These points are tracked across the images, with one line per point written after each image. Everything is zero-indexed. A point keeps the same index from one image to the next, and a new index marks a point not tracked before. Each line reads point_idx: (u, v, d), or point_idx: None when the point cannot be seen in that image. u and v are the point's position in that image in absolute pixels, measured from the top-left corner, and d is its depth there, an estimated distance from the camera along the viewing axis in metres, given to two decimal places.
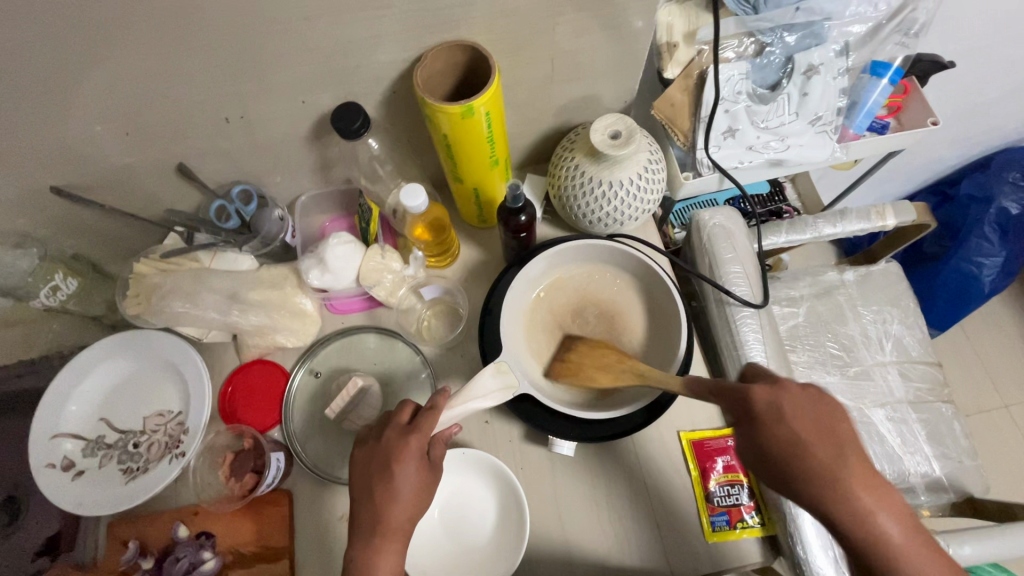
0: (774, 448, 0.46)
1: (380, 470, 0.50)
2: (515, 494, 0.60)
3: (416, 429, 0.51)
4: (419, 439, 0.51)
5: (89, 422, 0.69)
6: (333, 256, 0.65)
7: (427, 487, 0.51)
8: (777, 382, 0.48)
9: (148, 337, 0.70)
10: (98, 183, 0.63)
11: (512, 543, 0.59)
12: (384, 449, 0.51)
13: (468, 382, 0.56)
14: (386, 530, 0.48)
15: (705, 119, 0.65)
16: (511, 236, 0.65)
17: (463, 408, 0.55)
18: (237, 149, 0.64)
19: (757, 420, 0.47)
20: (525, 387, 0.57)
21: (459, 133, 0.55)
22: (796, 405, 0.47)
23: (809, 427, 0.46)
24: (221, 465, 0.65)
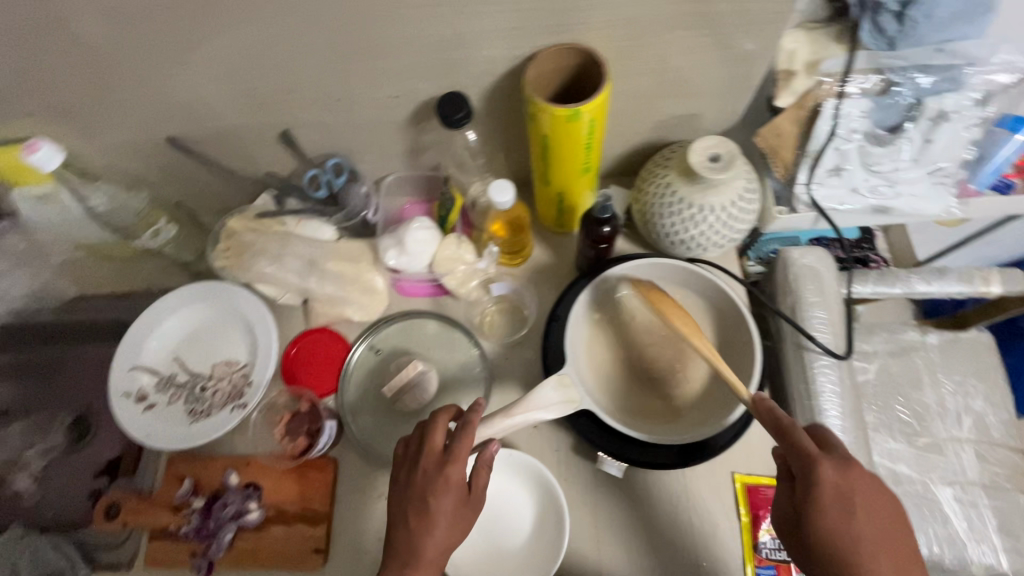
0: (823, 539, 0.46)
1: (417, 494, 0.51)
2: (555, 505, 0.60)
3: (453, 457, 0.51)
4: (455, 469, 0.51)
5: (164, 359, 0.74)
6: (412, 240, 0.67)
7: (462, 516, 0.51)
8: (848, 462, 0.47)
9: (227, 290, 0.74)
10: (207, 139, 0.66)
11: (546, 554, 0.58)
12: (421, 474, 0.51)
13: (529, 393, 0.56)
14: (420, 562, 0.49)
15: (813, 154, 0.63)
16: (588, 246, 0.65)
17: (524, 417, 0.55)
18: (335, 125, 0.66)
19: (823, 500, 0.46)
20: (587, 403, 0.56)
21: (558, 135, 0.55)
22: (838, 490, 0.46)
23: (865, 527, 0.46)
24: (276, 424, 0.68)
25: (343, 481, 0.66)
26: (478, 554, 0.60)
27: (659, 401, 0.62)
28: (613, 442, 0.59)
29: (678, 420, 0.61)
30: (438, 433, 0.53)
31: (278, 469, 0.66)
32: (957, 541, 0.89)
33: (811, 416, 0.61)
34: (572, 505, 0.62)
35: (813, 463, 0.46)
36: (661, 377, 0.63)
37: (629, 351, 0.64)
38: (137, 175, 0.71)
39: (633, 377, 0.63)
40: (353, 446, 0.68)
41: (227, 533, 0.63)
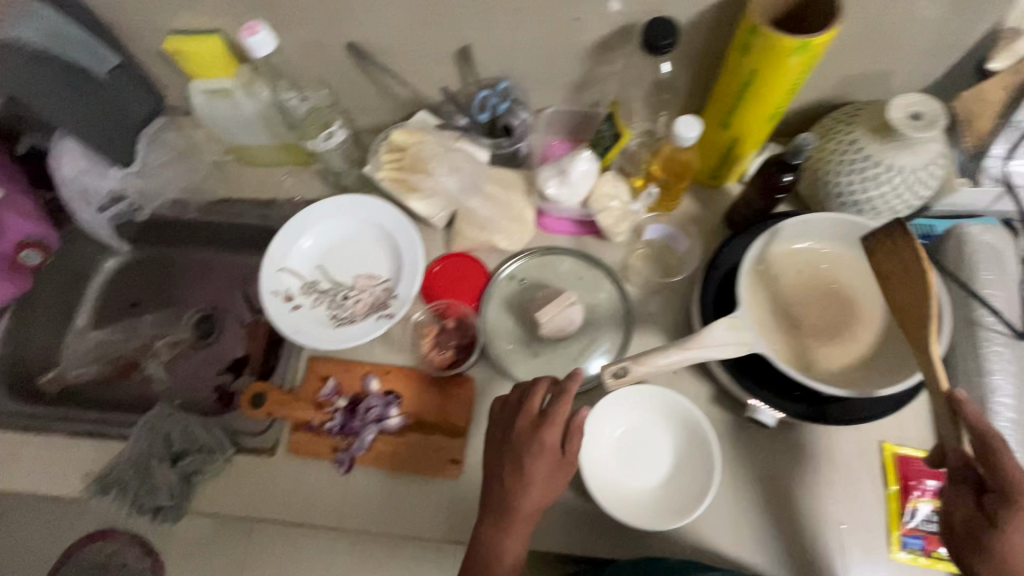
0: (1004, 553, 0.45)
1: (514, 455, 0.53)
2: (705, 444, 0.60)
3: (547, 424, 0.52)
4: (550, 434, 0.52)
5: (309, 265, 0.75)
6: (576, 171, 0.66)
7: (557, 478, 0.53)
8: None
9: (376, 205, 0.74)
10: (386, 50, 0.66)
11: (694, 489, 0.59)
12: (519, 438, 0.53)
13: (700, 330, 0.55)
14: (515, 516, 0.52)
15: (1016, 123, 0.60)
16: (761, 197, 0.63)
17: (697, 354, 0.54)
18: (515, 47, 0.65)
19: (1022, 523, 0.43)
20: (760, 348, 0.55)
21: (768, 71, 0.53)
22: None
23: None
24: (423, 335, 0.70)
25: (480, 400, 0.67)
26: (620, 484, 0.60)
27: (823, 363, 0.58)
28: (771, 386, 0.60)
29: (843, 378, 0.58)
30: (538, 397, 0.54)
31: (419, 381, 0.68)
32: None
33: (979, 395, 0.59)
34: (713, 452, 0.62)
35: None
36: (826, 339, 0.59)
37: (795, 304, 0.60)
38: (306, 80, 0.71)
39: (797, 336, 0.59)
40: (492, 369, 0.69)
41: (369, 435, 0.66)
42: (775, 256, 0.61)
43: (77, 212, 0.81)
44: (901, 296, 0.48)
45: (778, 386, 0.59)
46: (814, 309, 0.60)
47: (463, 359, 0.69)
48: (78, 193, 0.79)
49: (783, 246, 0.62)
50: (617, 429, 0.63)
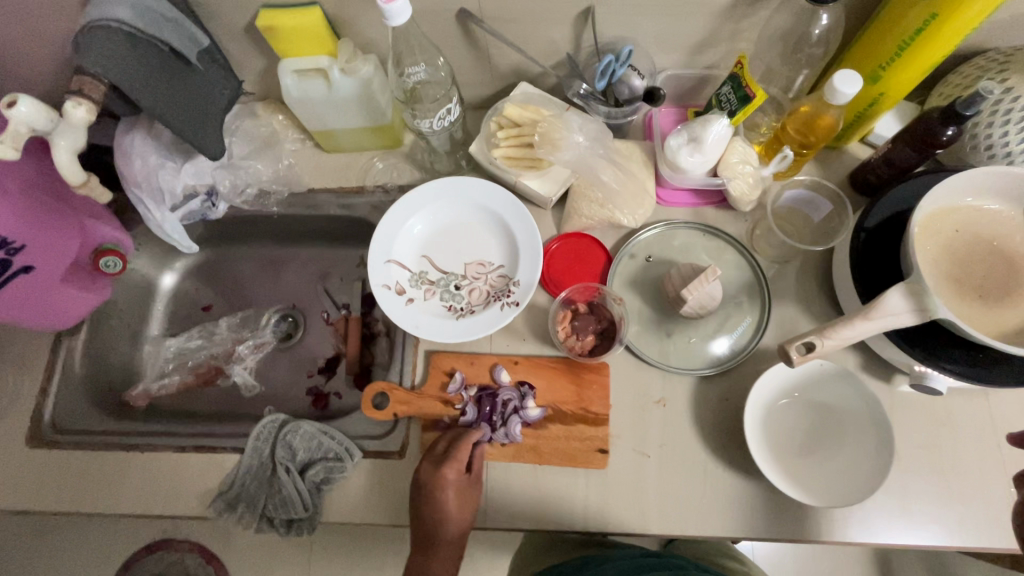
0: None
1: (425, 502, 0.57)
2: (876, 437, 0.57)
3: (449, 461, 0.58)
4: (451, 468, 0.58)
5: (414, 255, 0.71)
6: (710, 136, 0.61)
7: (465, 504, 0.58)
8: None
9: (484, 187, 0.71)
10: (500, 16, 0.61)
11: (857, 479, 0.56)
12: (440, 493, 0.56)
13: (876, 299, 0.52)
14: (437, 548, 0.57)
15: None
16: (916, 152, 0.60)
17: (877, 324, 0.51)
18: (642, 7, 0.60)
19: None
20: (944, 313, 0.51)
21: (951, 16, 0.50)
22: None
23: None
24: (558, 321, 0.65)
25: (617, 385, 0.65)
26: (766, 461, 0.58)
27: (997, 322, 0.56)
28: (952, 352, 0.56)
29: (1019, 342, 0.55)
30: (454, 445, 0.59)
31: (552, 368, 0.65)
32: None
33: None
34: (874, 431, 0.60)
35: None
36: (995, 299, 0.56)
37: (960, 266, 0.57)
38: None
39: (966, 296, 0.56)
40: (625, 352, 0.66)
41: (515, 426, 0.62)
42: (930, 217, 0.59)
43: (149, 216, 0.72)
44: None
45: (954, 354, 0.56)
46: (978, 267, 0.57)
47: (604, 344, 0.65)
48: (151, 193, 0.70)
49: (938, 206, 0.59)
50: (777, 398, 0.62)
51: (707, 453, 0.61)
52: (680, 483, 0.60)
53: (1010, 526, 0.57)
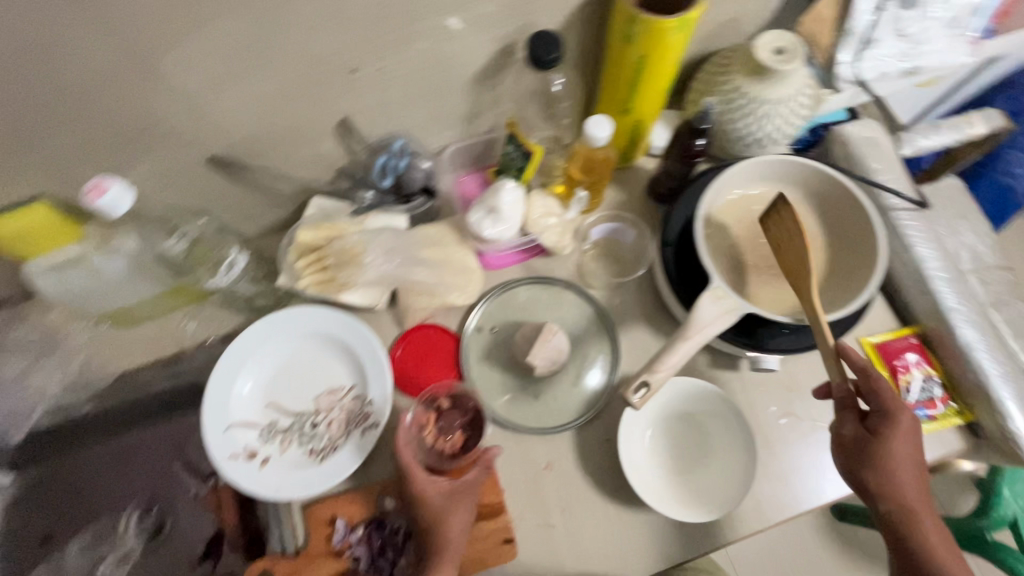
0: (883, 453, 0.51)
1: (426, 514, 0.58)
2: (738, 432, 0.61)
3: (416, 472, 0.59)
4: (423, 475, 0.59)
5: (257, 409, 0.65)
6: (504, 201, 0.63)
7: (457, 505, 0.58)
8: (892, 417, 0.51)
9: (309, 313, 0.67)
10: (254, 148, 0.59)
11: (731, 482, 0.60)
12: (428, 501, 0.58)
13: (692, 312, 0.56)
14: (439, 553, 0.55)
15: (852, 31, 0.67)
16: (683, 162, 0.65)
17: (699, 338, 0.55)
18: (395, 103, 0.61)
19: (894, 431, 0.51)
20: (748, 307, 0.56)
21: (657, 54, 0.54)
22: (914, 433, 0.51)
23: (918, 464, 0.52)
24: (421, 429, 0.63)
25: (504, 466, 0.63)
26: (656, 493, 0.60)
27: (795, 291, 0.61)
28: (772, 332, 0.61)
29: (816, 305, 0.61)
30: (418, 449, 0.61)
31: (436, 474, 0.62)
32: None
33: (916, 268, 0.66)
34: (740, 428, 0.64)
35: (897, 404, 0.51)
36: (788, 270, 0.62)
37: (753, 251, 0.63)
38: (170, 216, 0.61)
39: (765, 276, 0.62)
40: (501, 429, 0.65)
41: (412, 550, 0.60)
42: (715, 216, 0.64)
43: None
44: (791, 258, 0.54)
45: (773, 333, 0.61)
46: (766, 248, 0.63)
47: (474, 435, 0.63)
48: None
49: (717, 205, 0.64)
50: (648, 427, 0.64)
51: (606, 501, 0.62)
52: (591, 542, 0.60)
53: None
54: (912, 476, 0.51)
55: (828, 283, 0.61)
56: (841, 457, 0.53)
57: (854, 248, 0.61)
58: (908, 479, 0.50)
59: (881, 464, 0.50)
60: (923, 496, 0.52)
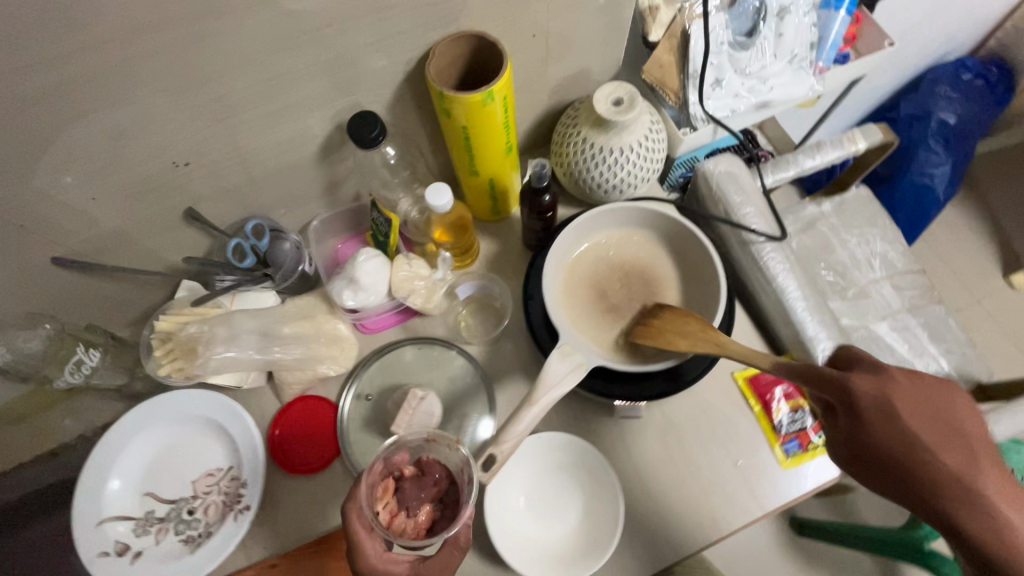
0: (889, 446, 0.44)
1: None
2: (607, 481, 0.61)
3: (365, 540, 0.51)
4: (371, 546, 0.51)
5: (134, 499, 0.64)
6: (363, 273, 0.64)
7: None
8: (880, 372, 0.47)
9: (180, 397, 0.66)
10: (103, 245, 0.60)
11: (601, 532, 0.59)
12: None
13: (541, 374, 0.56)
14: None
15: (695, 75, 0.68)
16: (535, 219, 0.66)
17: (548, 398, 0.55)
18: (244, 184, 0.63)
19: (863, 422, 0.45)
20: (595, 360, 0.57)
21: (477, 124, 0.56)
22: (880, 411, 0.45)
23: (929, 425, 0.44)
24: (381, 499, 0.54)
25: None
26: (529, 558, 0.58)
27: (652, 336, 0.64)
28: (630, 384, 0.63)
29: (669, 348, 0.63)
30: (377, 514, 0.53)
31: (313, 552, 0.61)
32: (907, 363, 1.03)
33: (779, 299, 0.67)
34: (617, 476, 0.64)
35: (847, 382, 0.46)
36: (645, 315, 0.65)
37: (609, 299, 0.65)
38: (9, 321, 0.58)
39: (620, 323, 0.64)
40: None
41: None
42: (570, 271, 0.66)
43: None
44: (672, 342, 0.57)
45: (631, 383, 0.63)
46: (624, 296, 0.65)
47: (444, 518, 0.54)
48: None
49: (569, 261, 0.67)
50: (521, 491, 0.63)
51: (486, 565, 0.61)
52: None
53: (745, 499, 0.63)
54: (947, 456, 0.42)
55: None
56: (863, 474, 0.46)
57: (701, 286, 0.64)
58: (922, 463, 0.42)
59: (881, 451, 0.44)
60: (989, 472, 0.42)
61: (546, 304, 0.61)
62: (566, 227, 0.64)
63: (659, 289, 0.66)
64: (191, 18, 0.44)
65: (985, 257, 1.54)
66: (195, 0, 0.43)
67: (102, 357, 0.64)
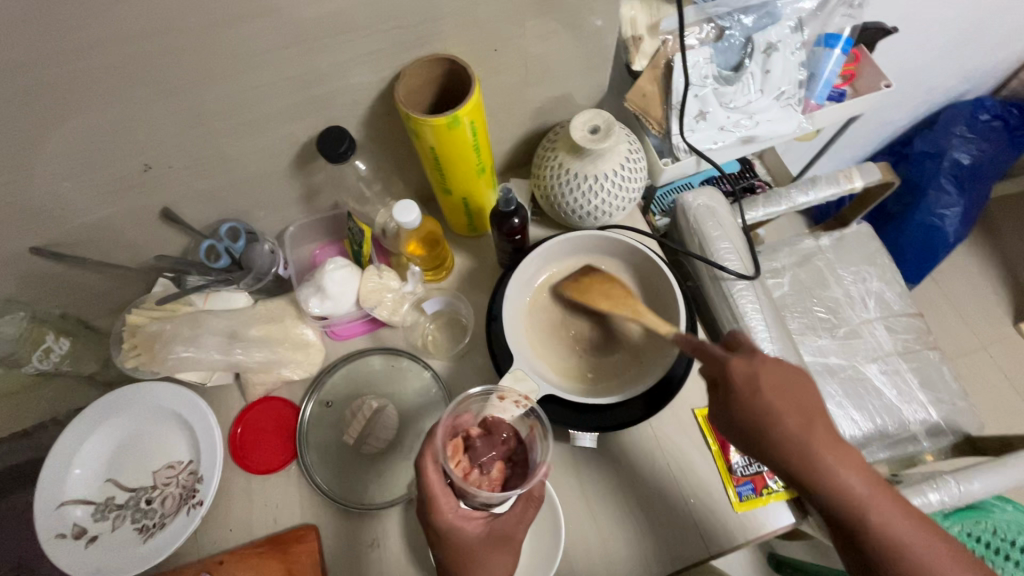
0: (749, 419, 0.48)
1: (451, 557, 0.52)
2: (552, 508, 0.62)
3: (435, 498, 0.51)
4: (445, 501, 0.52)
5: (95, 484, 0.66)
6: (330, 283, 0.64)
7: (502, 546, 0.52)
8: (753, 355, 0.50)
9: (147, 388, 0.68)
10: (81, 239, 0.62)
11: (543, 559, 0.60)
12: (452, 538, 0.51)
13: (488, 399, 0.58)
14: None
15: (677, 106, 0.68)
16: (505, 241, 0.66)
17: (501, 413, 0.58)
18: (221, 187, 0.65)
19: (735, 395, 0.49)
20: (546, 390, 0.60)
21: (445, 144, 0.57)
22: (749, 382, 0.49)
23: (785, 402, 0.48)
24: (452, 456, 0.54)
25: (328, 545, 0.63)
26: None
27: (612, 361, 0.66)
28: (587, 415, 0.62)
29: (625, 377, 0.65)
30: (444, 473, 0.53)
31: (257, 553, 0.62)
32: (893, 408, 1.01)
33: (746, 338, 0.66)
34: (566, 506, 0.63)
35: (723, 363, 0.50)
36: (605, 341, 0.67)
37: (570, 326, 0.68)
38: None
39: (579, 350, 0.66)
40: (330, 505, 0.65)
41: None
42: (534, 297, 0.69)
43: None
44: (598, 298, 0.63)
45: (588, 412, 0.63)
46: (585, 319, 0.68)
47: (515, 476, 0.55)
48: None
49: (534, 287, 0.69)
50: None
51: None
52: None
53: (695, 540, 0.62)
54: (795, 424, 0.48)
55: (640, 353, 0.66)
56: (737, 441, 0.50)
57: (661, 318, 0.66)
58: (778, 430, 0.47)
59: (754, 427, 0.48)
60: (821, 432, 0.48)
61: (507, 339, 0.63)
62: (529, 254, 0.67)
63: (620, 317, 0.68)
64: (166, 30, 0.46)
65: (996, 302, 1.48)
66: (168, 14, 0.45)
67: (72, 345, 0.66)
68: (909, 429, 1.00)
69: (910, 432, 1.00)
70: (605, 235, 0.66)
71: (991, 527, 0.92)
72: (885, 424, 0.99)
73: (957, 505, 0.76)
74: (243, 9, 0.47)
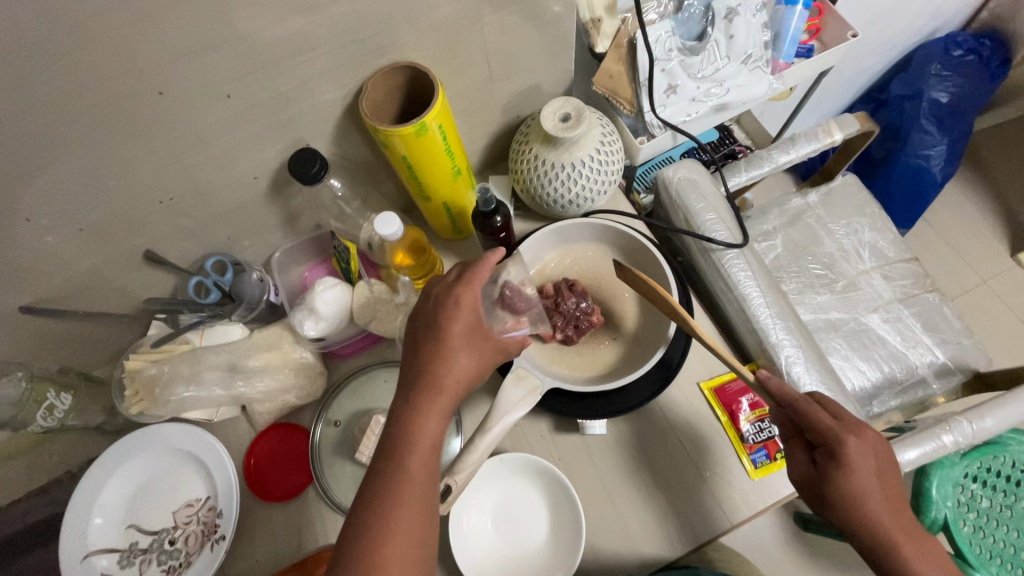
0: (842, 493, 0.51)
1: (443, 329, 0.48)
2: (569, 501, 0.61)
3: (466, 285, 0.49)
4: (469, 296, 0.49)
5: (117, 531, 0.65)
6: (322, 303, 0.65)
7: (488, 358, 0.50)
8: (858, 432, 0.52)
9: (155, 431, 0.68)
10: (69, 292, 0.62)
11: (566, 552, 0.59)
12: (455, 321, 0.48)
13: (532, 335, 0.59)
14: (438, 386, 0.47)
15: (645, 82, 0.67)
16: (491, 240, 0.67)
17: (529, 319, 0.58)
18: (202, 222, 0.65)
19: (845, 472, 0.51)
20: (549, 384, 0.61)
21: (417, 151, 0.57)
22: (860, 463, 0.51)
23: (873, 478, 0.51)
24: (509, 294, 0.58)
25: None
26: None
27: (614, 345, 0.68)
28: (591, 404, 0.65)
29: (628, 358, 0.66)
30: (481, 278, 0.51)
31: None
32: (899, 354, 1.01)
33: (741, 306, 0.67)
34: (583, 496, 0.63)
35: (838, 442, 0.51)
36: (602, 327, 0.69)
37: None
38: None
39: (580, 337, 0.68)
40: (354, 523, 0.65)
41: None
42: None
43: None
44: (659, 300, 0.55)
45: (593, 399, 0.65)
46: None
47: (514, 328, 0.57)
48: None
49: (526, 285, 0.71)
50: (488, 514, 0.63)
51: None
52: None
53: (716, 511, 0.62)
54: (880, 508, 0.51)
55: (640, 333, 0.68)
56: (802, 492, 0.55)
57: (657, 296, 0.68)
58: (865, 511, 0.51)
59: (838, 494, 0.51)
60: (898, 517, 0.52)
61: None
62: (514, 252, 0.68)
63: (614, 299, 0.70)
64: (122, 72, 0.46)
65: (991, 236, 1.48)
66: (118, 57, 0.44)
67: (74, 399, 0.66)
68: (918, 373, 1.00)
69: (920, 376, 1.00)
70: (587, 221, 0.68)
71: (1009, 461, 0.94)
72: (893, 370, 0.99)
73: (970, 443, 0.76)
74: (197, 43, 0.47)
